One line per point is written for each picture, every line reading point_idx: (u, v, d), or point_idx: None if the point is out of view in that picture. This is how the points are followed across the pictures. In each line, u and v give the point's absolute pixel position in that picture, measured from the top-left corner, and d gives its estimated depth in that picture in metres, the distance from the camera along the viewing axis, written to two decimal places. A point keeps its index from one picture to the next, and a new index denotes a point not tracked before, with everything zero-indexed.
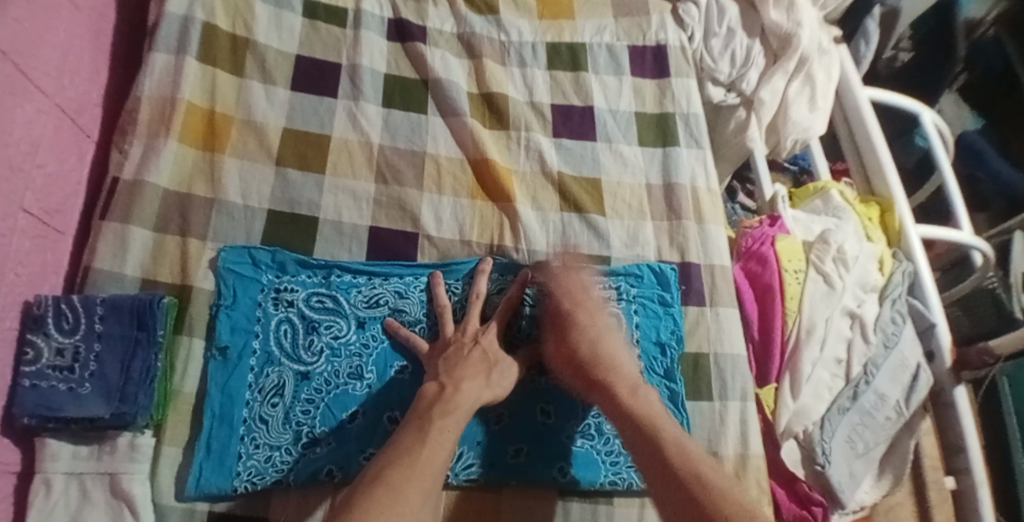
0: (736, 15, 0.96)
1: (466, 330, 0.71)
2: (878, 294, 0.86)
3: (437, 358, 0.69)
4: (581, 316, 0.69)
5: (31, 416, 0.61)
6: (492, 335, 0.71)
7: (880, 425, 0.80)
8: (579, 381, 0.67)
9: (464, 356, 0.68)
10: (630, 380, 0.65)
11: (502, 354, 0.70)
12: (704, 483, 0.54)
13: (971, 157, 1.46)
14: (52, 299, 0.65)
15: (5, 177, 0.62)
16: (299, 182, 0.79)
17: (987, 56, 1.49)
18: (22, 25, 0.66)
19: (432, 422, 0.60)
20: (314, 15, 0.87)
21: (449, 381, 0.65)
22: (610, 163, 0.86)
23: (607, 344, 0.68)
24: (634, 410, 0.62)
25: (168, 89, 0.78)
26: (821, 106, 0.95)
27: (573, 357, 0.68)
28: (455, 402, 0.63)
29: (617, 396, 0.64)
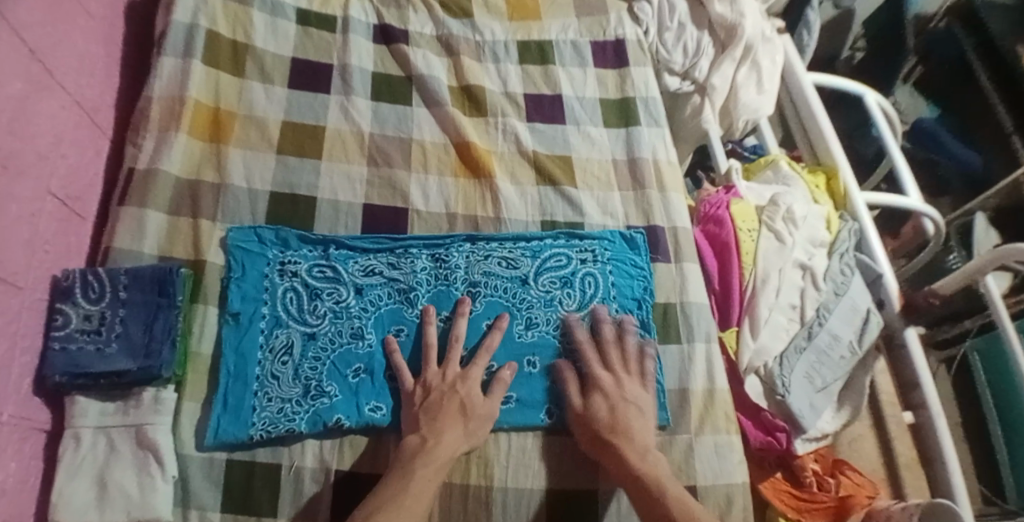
0: (685, 10, 1.08)
1: (446, 374, 0.75)
2: (828, 249, 0.97)
3: (416, 407, 0.73)
4: (611, 382, 0.76)
5: (62, 373, 0.67)
6: (471, 385, 0.74)
7: (835, 363, 0.89)
8: (588, 441, 0.73)
9: (443, 407, 0.72)
10: (638, 446, 0.71)
11: (481, 403, 0.73)
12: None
13: (932, 144, 1.56)
14: (79, 271, 0.73)
15: (32, 163, 0.70)
16: (296, 166, 0.87)
17: (942, 49, 1.62)
18: (42, 29, 0.74)
19: (414, 471, 0.66)
20: (306, 23, 0.97)
21: (431, 434, 0.70)
22: (579, 142, 0.95)
23: (626, 411, 0.74)
24: (639, 473, 0.68)
25: (177, 89, 0.87)
26: (768, 89, 1.06)
27: (586, 422, 0.74)
28: (436, 453, 0.68)
29: (624, 460, 0.69)
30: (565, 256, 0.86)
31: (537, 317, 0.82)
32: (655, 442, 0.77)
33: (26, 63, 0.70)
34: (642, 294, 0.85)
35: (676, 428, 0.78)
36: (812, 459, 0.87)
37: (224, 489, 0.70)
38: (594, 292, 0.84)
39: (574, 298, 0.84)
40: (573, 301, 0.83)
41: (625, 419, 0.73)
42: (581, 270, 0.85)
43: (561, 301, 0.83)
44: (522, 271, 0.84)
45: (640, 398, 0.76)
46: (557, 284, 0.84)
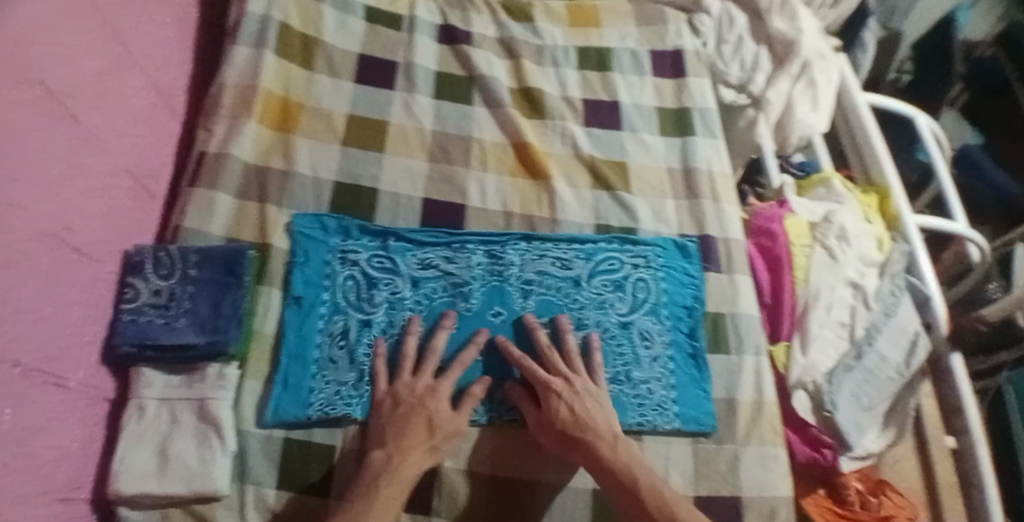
0: (745, 24, 1.08)
1: (418, 384, 0.73)
2: (878, 269, 0.96)
3: (382, 422, 0.71)
4: (563, 384, 0.74)
5: (132, 344, 0.70)
6: (441, 399, 0.72)
7: (882, 383, 0.88)
8: (557, 444, 0.72)
9: (407, 421, 0.70)
10: (610, 436, 0.71)
11: (448, 418, 0.71)
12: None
13: (972, 168, 1.53)
14: (151, 248, 0.76)
15: (109, 139, 0.73)
16: (360, 158, 0.89)
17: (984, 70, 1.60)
18: (125, 14, 0.78)
19: (378, 490, 0.64)
20: (374, 21, 0.99)
21: (395, 450, 0.68)
22: (635, 149, 0.96)
23: (585, 408, 0.72)
24: (615, 467, 0.68)
25: (249, 78, 0.90)
26: (823, 106, 1.05)
27: (548, 423, 0.72)
28: (402, 472, 0.66)
29: (600, 456, 0.69)
30: (618, 261, 0.87)
31: (587, 318, 0.83)
32: (702, 449, 0.77)
33: (110, 44, 0.74)
34: (693, 302, 0.85)
35: (722, 437, 0.78)
36: (855, 478, 0.86)
37: (280, 468, 0.72)
38: (645, 297, 0.85)
39: (625, 302, 0.84)
40: (623, 305, 0.84)
41: (586, 415, 0.72)
42: (633, 275, 0.86)
43: (613, 305, 0.84)
44: (575, 272, 0.85)
45: (593, 394, 0.74)
46: (609, 287, 0.85)
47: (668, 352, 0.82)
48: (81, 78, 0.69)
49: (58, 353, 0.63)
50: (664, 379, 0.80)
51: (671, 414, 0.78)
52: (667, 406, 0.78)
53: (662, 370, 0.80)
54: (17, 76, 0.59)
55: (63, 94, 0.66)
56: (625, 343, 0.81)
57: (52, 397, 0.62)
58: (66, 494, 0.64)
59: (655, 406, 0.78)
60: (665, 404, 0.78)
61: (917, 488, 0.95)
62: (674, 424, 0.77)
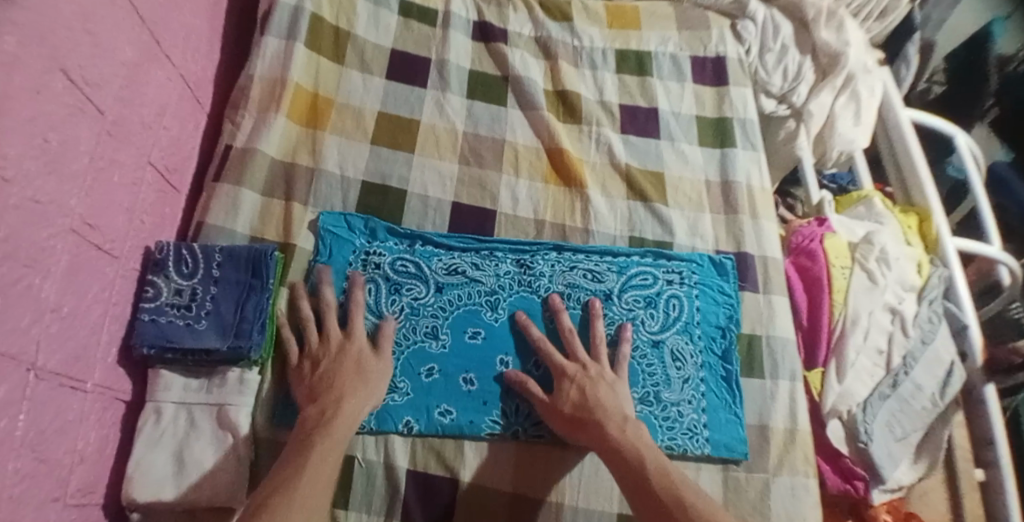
0: (789, 33, 1.04)
1: (330, 339, 0.73)
2: (917, 293, 0.93)
3: (304, 383, 0.70)
4: (574, 367, 0.74)
5: (151, 345, 0.68)
6: (358, 345, 0.73)
7: (916, 413, 0.86)
8: (565, 423, 0.71)
9: (332, 375, 0.70)
10: (618, 416, 0.70)
11: (374, 360, 0.72)
12: (689, 512, 0.60)
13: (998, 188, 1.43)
14: (174, 245, 0.73)
15: (136, 131, 0.71)
16: (389, 158, 0.87)
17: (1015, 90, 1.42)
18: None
19: (312, 446, 0.63)
20: (408, 15, 0.96)
21: (329, 404, 0.67)
22: (672, 159, 0.93)
23: (597, 390, 0.72)
24: (621, 447, 0.67)
25: (279, 71, 0.87)
26: (865, 121, 1.02)
27: (559, 405, 0.71)
28: (334, 427, 0.66)
29: (607, 436, 0.68)
30: (651, 275, 0.84)
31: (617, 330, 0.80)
32: (733, 478, 0.75)
33: (139, 31, 0.70)
34: (727, 322, 0.82)
35: (753, 465, 0.76)
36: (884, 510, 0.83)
37: None
38: (678, 315, 0.82)
39: (657, 319, 0.81)
40: (655, 322, 0.81)
41: (597, 395, 0.71)
42: (666, 292, 0.83)
43: (644, 322, 0.81)
44: (606, 285, 0.82)
45: (608, 379, 0.73)
46: (640, 304, 0.82)
47: (700, 374, 0.79)
48: (112, 67, 0.65)
49: (76, 354, 0.62)
50: (695, 402, 0.77)
51: (702, 439, 0.75)
52: (698, 431, 0.76)
53: (694, 393, 0.78)
54: (43, 66, 0.54)
55: (89, 84, 0.62)
56: (655, 363, 0.79)
57: (67, 400, 0.60)
58: (79, 499, 0.62)
59: (686, 430, 0.76)
60: (695, 428, 0.76)
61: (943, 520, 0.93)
62: (705, 449, 0.75)
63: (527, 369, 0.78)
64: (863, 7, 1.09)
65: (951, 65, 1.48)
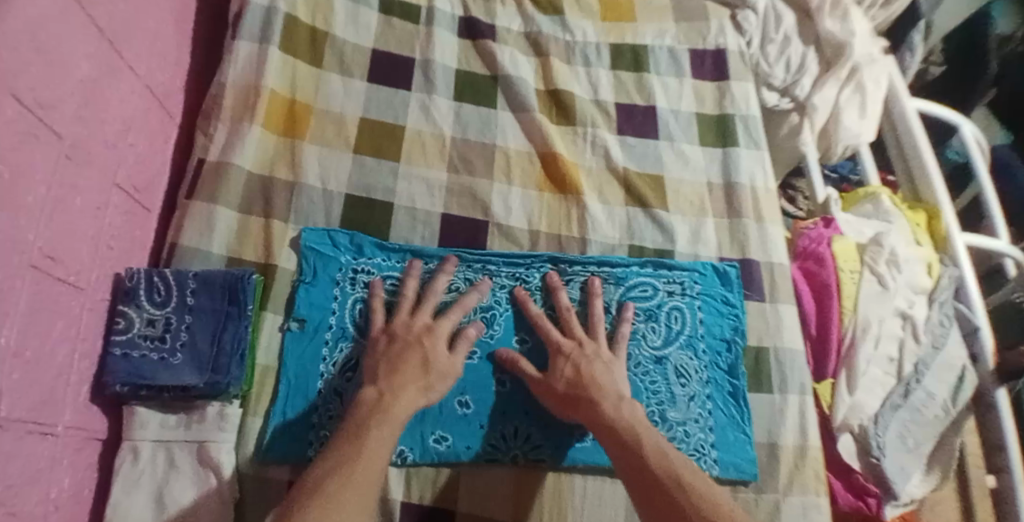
0: (793, 23, 0.99)
1: (414, 324, 0.70)
2: (927, 296, 0.89)
3: (378, 358, 0.67)
4: (570, 345, 0.71)
5: (124, 383, 0.63)
6: (438, 340, 0.69)
7: (928, 422, 0.83)
8: (559, 401, 0.68)
9: (402, 361, 0.67)
10: (614, 394, 0.67)
11: (444, 359, 0.68)
12: (684, 487, 0.55)
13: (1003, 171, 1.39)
14: (144, 271, 0.68)
15: (100, 151, 0.65)
16: (374, 169, 0.82)
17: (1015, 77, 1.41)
18: (116, 2, 0.67)
19: (368, 430, 0.59)
20: (389, 12, 0.90)
21: (387, 388, 0.64)
22: (672, 160, 0.89)
23: (592, 368, 0.69)
24: (615, 423, 0.63)
25: (253, 77, 0.81)
26: (871, 114, 0.97)
27: (554, 382, 0.69)
28: (392, 412, 0.62)
29: (600, 412, 0.64)
30: (651, 287, 0.79)
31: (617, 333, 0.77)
32: (742, 500, 0.72)
33: (97, 41, 0.64)
34: (733, 335, 0.79)
35: (763, 486, 0.73)
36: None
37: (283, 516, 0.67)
38: (681, 328, 0.78)
39: (659, 333, 0.77)
40: (657, 336, 0.77)
41: (591, 373, 0.69)
42: (668, 304, 0.79)
43: (645, 337, 0.77)
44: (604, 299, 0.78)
45: (605, 358, 0.71)
46: (640, 317, 0.78)
47: (706, 391, 0.75)
48: (70, 84, 0.59)
49: (45, 397, 0.57)
50: (702, 421, 0.74)
51: (710, 460, 0.72)
52: (706, 451, 0.72)
53: (700, 412, 0.74)
54: None
55: (43, 107, 0.55)
56: (658, 380, 0.74)
57: (37, 449, 0.55)
58: None
59: (693, 451, 0.72)
60: (703, 448, 0.72)
61: None
62: (713, 471, 0.71)
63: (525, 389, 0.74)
64: None
65: (948, 47, 1.40)
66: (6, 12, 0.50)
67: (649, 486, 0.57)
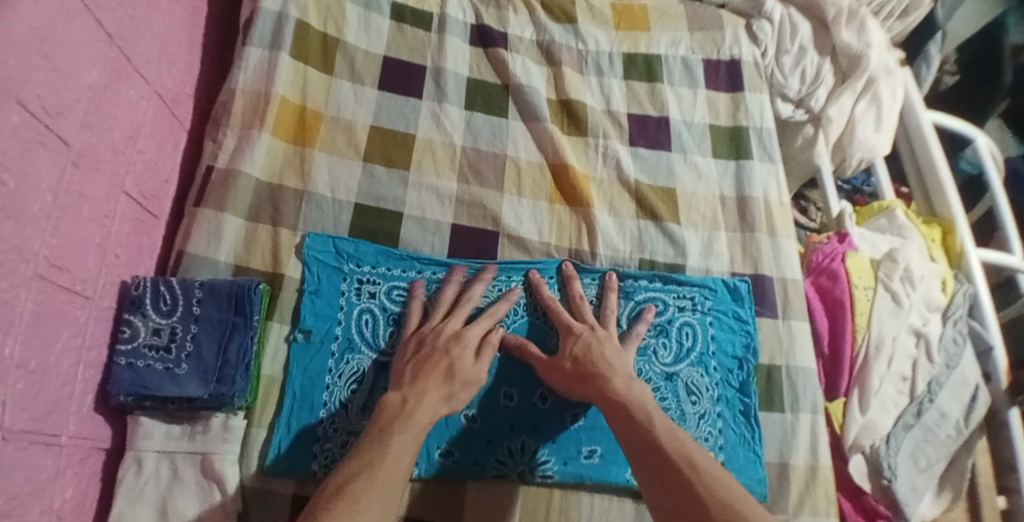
0: (808, 33, 0.97)
1: (442, 333, 0.70)
2: (941, 314, 0.88)
3: (405, 363, 0.68)
4: (582, 326, 0.72)
5: (128, 393, 0.62)
6: (465, 346, 0.69)
7: (940, 442, 0.81)
8: (567, 376, 0.69)
9: (429, 366, 0.67)
10: (624, 374, 0.68)
11: (470, 367, 0.68)
12: (700, 471, 0.56)
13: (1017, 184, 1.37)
14: (150, 280, 0.67)
15: (107, 158, 0.64)
16: (384, 178, 0.81)
17: None
18: (124, 6, 0.67)
19: (391, 435, 0.59)
20: (401, 19, 0.90)
21: (412, 394, 0.64)
22: (685, 173, 0.88)
23: (602, 348, 0.70)
24: (626, 400, 0.64)
25: (262, 83, 0.80)
26: (887, 126, 0.96)
27: (561, 361, 0.70)
28: (415, 418, 0.62)
29: (611, 388, 0.65)
30: (661, 303, 0.79)
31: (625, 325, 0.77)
32: None
33: (105, 47, 0.64)
34: (745, 352, 0.77)
35: (774, 506, 0.72)
36: None
37: None
38: (692, 345, 0.77)
39: (669, 349, 0.76)
40: (668, 352, 0.76)
41: (602, 351, 0.70)
42: (679, 319, 0.78)
43: (656, 352, 0.75)
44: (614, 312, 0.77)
45: (616, 343, 0.72)
46: (651, 332, 0.77)
47: (717, 409, 0.74)
48: (76, 92, 0.59)
49: (49, 408, 0.56)
50: (712, 439, 0.73)
51: None
52: None
53: (710, 431, 0.73)
54: None
55: (50, 114, 0.55)
56: (668, 397, 0.73)
57: (40, 460, 0.55)
58: None
59: None
60: None
61: None
62: None
63: (533, 402, 0.74)
64: (885, 5, 1.03)
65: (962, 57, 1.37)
66: (13, 19, 0.49)
67: (663, 469, 0.57)
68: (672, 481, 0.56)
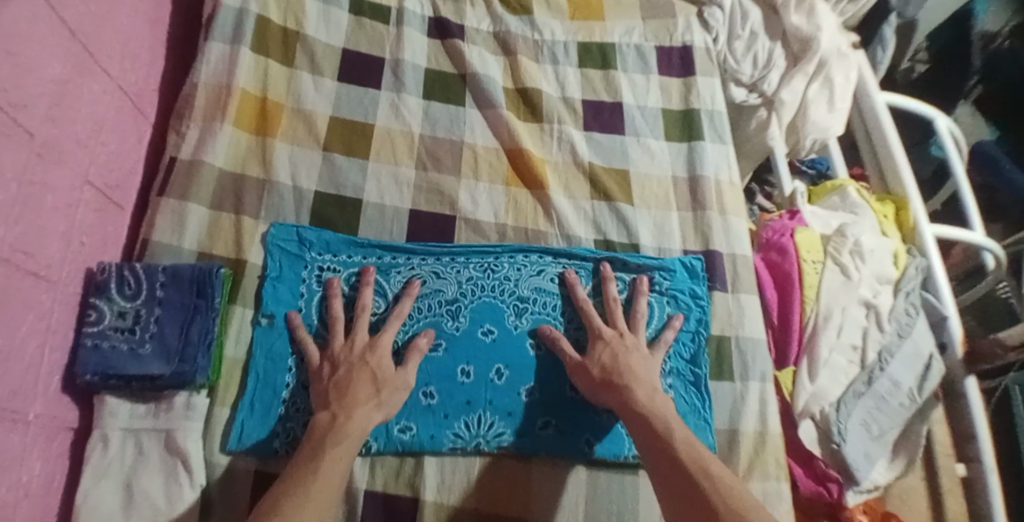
0: (759, 18, 1.00)
1: (354, 345, 0.71)
2: (893, 286, 0.90)
3: (325, 383, 0.68)
4: (611, 333, 0.74)
5: (93, 373, 0.65)
6: (381, 355, 0.71)
7: (893, 410, 0.83)
8: (593, 384, 0.70)
9: (353, 380, 0.68)
10: (647, 385, 0.69)
11: (392, 374, 0.70)
12: (713, 477, 0.58)
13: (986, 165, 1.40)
14: (116, 265, 0.69)
15: (71, 150, 0.67)
16: (344, 167, 0.84)
17: (1006, 70, 1.41)
18: (85, 4, 0.70)
19: (322, 452, 0.61)
20: (360, 13, 0.92)
21: (341, 410, 0.66)
22: (638, 155, 0.90)
23: (628, 357, 0.72)
24: (647, 410, 0.66)
25: (224, 77, 0.83)
26: (840, 108, 0.99)
27: (589, 365, 0.71)
28: (349, 432, 0.64)
29: (634, 399, 0.67)
30: (620, 280, 0.81)
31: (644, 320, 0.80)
32: None
33: (69, 43, 0.66)
34: (697, 326, 0.80)
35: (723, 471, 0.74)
36: (860, 511, 0.80)
37: (250, 503, 0.68)
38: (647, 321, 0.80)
39: None
40: None
41: (628, 360, 0.71)
42: (636, 297, 0.81)
43: None
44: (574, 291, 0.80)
45: (642, 353, 0.73)
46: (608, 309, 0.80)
47: (668, 380, 0.77)
48: (40, 87, 0.61)
49: (17, 387, 0.58)
50: None
51: None
52: None
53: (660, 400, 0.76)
54: None
55: (16, 107, 0.58)
56: None
57: (8, 436, 0.57)
58: None
59: None
60: None
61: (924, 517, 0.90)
62: None
63: (490, 378, 0.75)
64: None
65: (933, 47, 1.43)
66: None
67: (680, 476, 0.60)
68: (687, 488, 0.58)
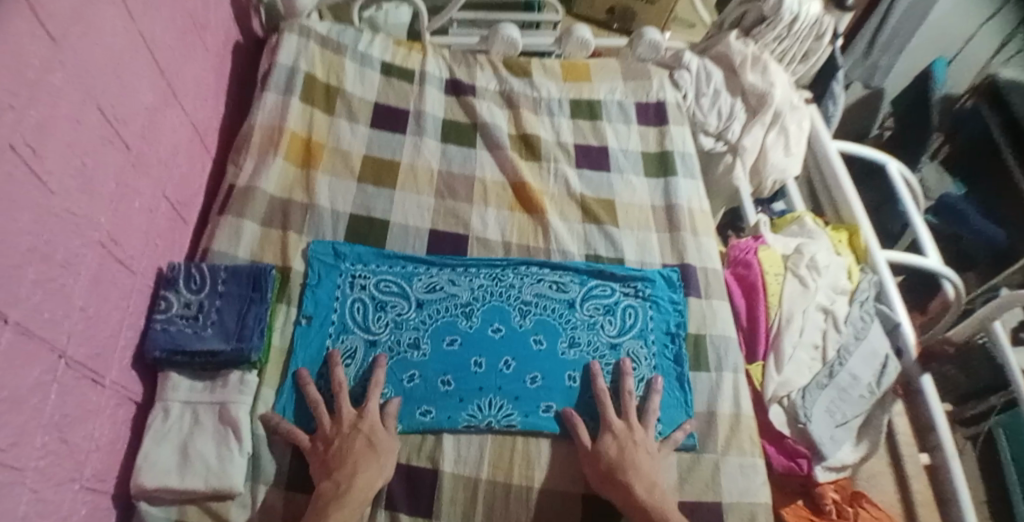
0: (721, 79, 1.20)
1: (342, 420, 0.78)
2: (848, 297, 1.03)
3: (320, 457, 0.75)
4: (620, 427, 0.81)
5: (163, 349, 0.77)
6: (373, 422, 0.78)
7: (855, 401, 0.93)
8: (599, 476, 0.78)
9: (348, 450, 0.75)
10: (647, 478, 0.77)
11: (386, 437, 0.78)
12: None
13: (954, 218, 1.59)
14: (184, 265, 0.83)
15: (153, 167, 0.82)
16: (373, 194, 0.99)
17: (969, 125, 1.71)
18: (173, 56, 0.88)
19: (327, 516, 0.69)
20: (388, 74, 1.12)
21: (343, 477, 0.73)
22: (622, 188, 1.07)
23: (633, 452, 0.79)
24: (646, 506, 0.74)
25: (277, 121, 1.01)
26: (795, 152, 1.17)
27: (598, 455, 0.79)
28: (349, 498, 0.71)
29: (634, 495, 0.75)
30: (610, 287, 0.95)
31: (631, 322, 0.93)
32: (683, 458, 0.83)
33: (158, 83, 0.84)
34: (676, 328, 0.93)
35: (703, 447, 0.84)
36: (832, 489, 0.92)
37: (290, 471, 0.78)
38: (634, 322, 0.93)
39: (615, 324, 0.92)
40: (613, 326, 0.92)
41: (633, 454, 0.78)
42: (623, 302, 0.94)
43: (604, 326, 0.92)
44: (570, 295, 0.93)
45: (649, 447, 0.80)
46: (600, 311, 0.93)
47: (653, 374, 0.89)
48: (135, 110, 0.78)
49: (98, 350, 0.70)
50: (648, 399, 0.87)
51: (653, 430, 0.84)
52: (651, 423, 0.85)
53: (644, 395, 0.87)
54: (81, 101, 0.66)
55: (118, 121, 0.74)
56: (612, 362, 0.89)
57: (90, 391, 0.68)
58: (92, 484, 0.69)
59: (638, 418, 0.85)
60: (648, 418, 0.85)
61: (893, 501, 0.99)
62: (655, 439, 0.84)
63: (499, 368, 0.86)
64: (787, 52, 1.23)
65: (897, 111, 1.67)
66: (99, 47, 0.69)
67: None
68: None
